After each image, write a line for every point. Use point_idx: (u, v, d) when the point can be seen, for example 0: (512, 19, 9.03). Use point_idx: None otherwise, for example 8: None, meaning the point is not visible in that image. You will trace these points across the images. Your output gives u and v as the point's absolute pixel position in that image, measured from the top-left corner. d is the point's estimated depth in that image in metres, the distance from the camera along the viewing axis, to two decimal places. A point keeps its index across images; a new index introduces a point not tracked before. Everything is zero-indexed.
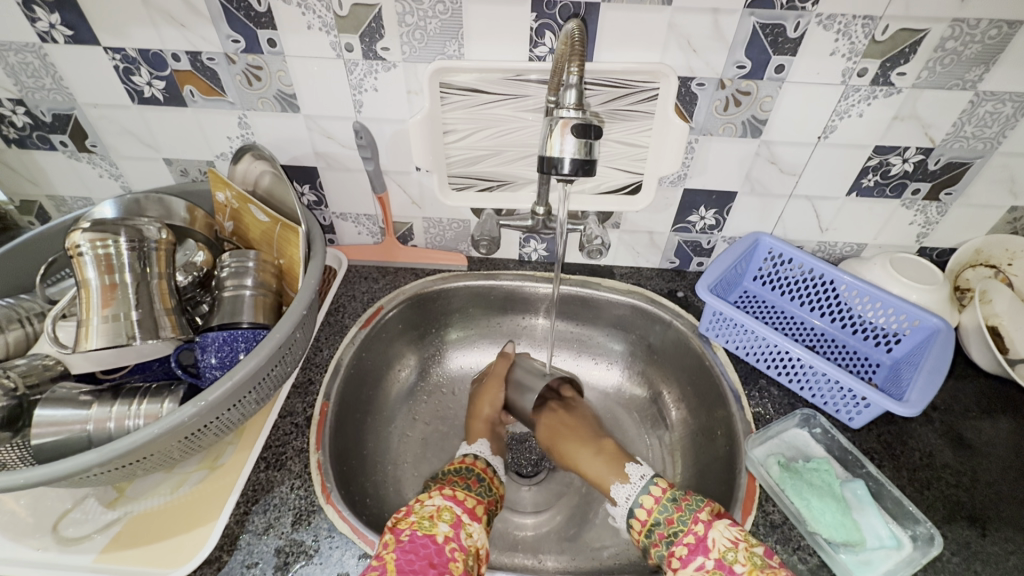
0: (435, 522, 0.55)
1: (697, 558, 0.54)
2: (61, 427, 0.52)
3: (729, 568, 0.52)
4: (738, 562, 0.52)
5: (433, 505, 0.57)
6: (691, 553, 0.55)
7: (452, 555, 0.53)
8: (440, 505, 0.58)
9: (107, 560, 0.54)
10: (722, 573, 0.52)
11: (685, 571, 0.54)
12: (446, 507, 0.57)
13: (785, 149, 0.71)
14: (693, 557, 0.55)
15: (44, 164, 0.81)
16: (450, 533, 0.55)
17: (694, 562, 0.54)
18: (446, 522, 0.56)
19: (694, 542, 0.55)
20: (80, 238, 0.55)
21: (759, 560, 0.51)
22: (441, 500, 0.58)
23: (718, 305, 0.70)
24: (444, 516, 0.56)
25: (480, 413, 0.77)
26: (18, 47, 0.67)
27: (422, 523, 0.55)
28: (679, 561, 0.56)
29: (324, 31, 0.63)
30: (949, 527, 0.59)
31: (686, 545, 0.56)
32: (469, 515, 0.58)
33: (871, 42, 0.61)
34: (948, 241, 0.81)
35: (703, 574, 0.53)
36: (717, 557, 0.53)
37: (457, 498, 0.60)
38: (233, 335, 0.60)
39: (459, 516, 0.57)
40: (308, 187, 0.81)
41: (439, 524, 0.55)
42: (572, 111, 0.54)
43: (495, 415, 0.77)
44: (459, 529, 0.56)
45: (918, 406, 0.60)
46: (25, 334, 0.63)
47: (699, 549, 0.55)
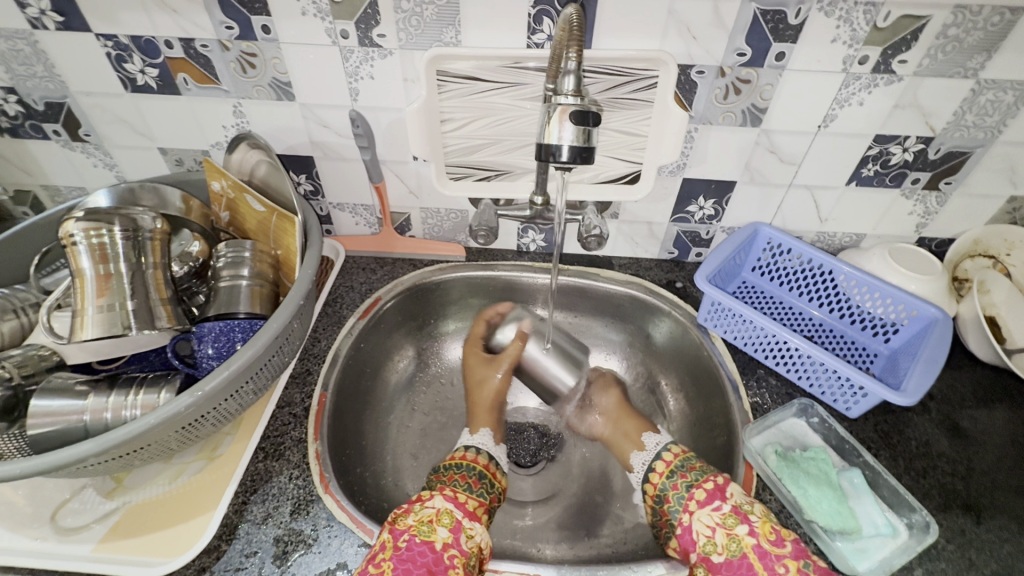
0: (433, 526, 0.55)
1: (715, 501, 0.56)
2: (57, 417, 0.52)
3: (745, 514, 0.54)
4: (753, 513, 0.54)
5: (433, 508, 0.56)
6: (709, 497, 0.57)
7: (451, 562, 0.52)
8: (440, 508, 0.57)
9: (107, 549, 0.54)
10: (736, 516, 0.54)
11: (700, 513, 0.56)
12: (446, 511, 0.56)
13: (784, 138, 0.71)
14: (711, 500, 0.57)
15: (37, 154, 0.80)
16: (449, 539, 0.54)
17: (711, 504, 0.56)
18: (445, 527, 0.55)
19: (713, 489, 0.58)
20: (74, 228, 0.55)
21: (772, 518, 0.54)
22: (442, 502, 0.57)
23: (717, 295, 0.70)
24: (444, 520, 0.55)
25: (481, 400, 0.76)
26: (8, 34, 0.66)
27: (421, 527, 0.54)
28: (696, 503, 0.58)
29: (319, 17, 0.62)
30: (945, 515, 0.59)
31: (705, 490, 0.58)
32: (470, 518, 0.57)
33: (873, 29, 0.60)
34: (947, 231, 0.81)
35: (719, 515, 0.55)
36: (734, 503, 0.55)
37: (458, 500, 0.59)
38: (229, 325, 0.60)
39: (459, 520, 0.56)
40: (305, 177, 0.80)
41: (438, 529, 0.54)
42: (570, 97, 0.53)
43: (497, 400, 0.77)
44: (459, 533, 0.55)
45: (916, 395, 0.60)
46: (20, 325, 0.63)
47: (717, 495, 0.57)
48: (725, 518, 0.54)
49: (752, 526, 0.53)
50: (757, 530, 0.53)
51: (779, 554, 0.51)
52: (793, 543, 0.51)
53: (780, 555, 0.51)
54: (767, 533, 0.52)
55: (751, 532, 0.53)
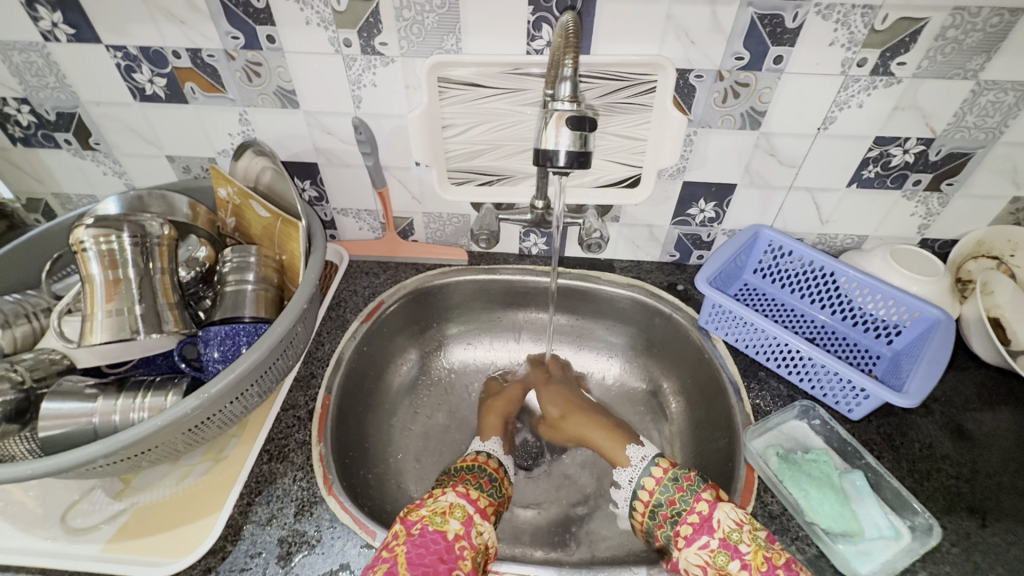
0: (446, 518, 0.55)
1: (701, 537, 0.55)
2: (67, 419, 0.53)
3: (734, 547, 0.53)
4: (743, 542, 0.53)
5: (446, 501, 0.57)
6: (695, 532, 0.56)
7: (461, 553, 0.53)
8: (453, 501, 0.57)
9: (116, 549, 0.55)
10: (726, 552, 0.53)
11: (689, 550, 0.56)
12: (459, 505, 0.57)
13: (784, 141, 0.71)
14: (698, 536, 0.55)
15: (49, 162, 0.82)
16: (460, 531, 0.54)
17: (698, 541, 0.55)
18: (457, 519, 0.55)
19: (698, 521, 0.56)
20: (84, 234, 0.56)
21: (763, 541, 0.53)
22: (455, 496, 0.58)
23: (718, 297, 0.70)
24: (456, 512, 0.56)
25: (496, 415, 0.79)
26: (22, 46, 0.68)
27: (433, 518, 0.55)
28: (684, 540, 0.57)
29: (322, 26, 0.64)
30: (948, 518, 0.59)
31: (690, 524, 0.57)
32: (481, 515, 0.58)
33: (871, 32, 0.60)
34: (950, 232, 0.80)
35: (708, 552, 0.54)
36: (721, 536, 0.54)
37: (470, 496, 0.59)
38: (235, 329, 0.61)
39: (471, 514, 0.57)
40: (309, 183, 0.82)
41: (451, 520, 0.55)
42: (567, 103, 0.54)
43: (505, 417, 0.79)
44: (470, 527, 0.55)
45: (918, 397, 0.60)
46: (31, 329, 0.64)
47: (703, 529, 0.55)
48: (715, 554, 0.53)
49: (743, 560, 0.52)
50: (749, 562, 0.52)
51: None
52: (786, 569, 0.50)
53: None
54: (759, 563, 0.51)
55: (744, 566, 0.52)
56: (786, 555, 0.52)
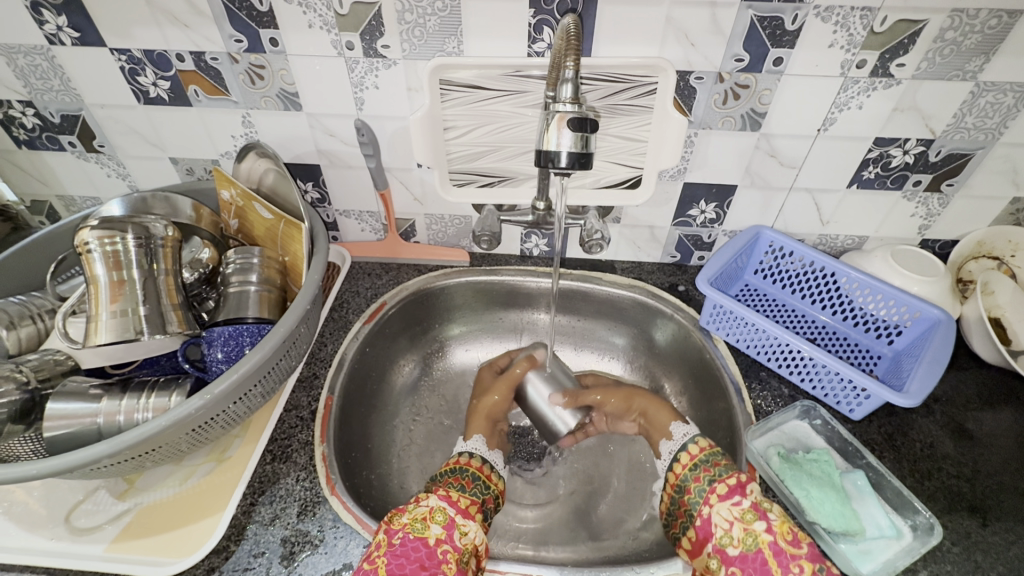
0: (427, 524, 0.55)
1: (736, 496, 0.56)
2: (71, 420, 0.54)
3: (764, 512, 0.54)
4: (772, 510, 0.54)
5: (427, 505, 0.57)
6: (731, 491, 0.57)
7: (444, 557, 0.53)
8: (434, 505, 0.57)
9: (119, 549, 0.55)
10: (756, 513, 0.54)
11: (720, 505, 0.56)
12: (440, 508, 0.57)
13: (784, 142, 0.71)
14: (733, 494, 0.56)
15: (53, 165, 0.82)
16: (442, 536, 0.54)
17: (733, 499, 0.56)
18: (438, 524, 0.55)
19: (735, 483, 0.57)
20: (89, 235, 0.57)
21: (790, 520, 0.54)
22: (437, 500, 0.58)
23: (718, 298, 0.71)
24: (437, 517, 0.56)
25: (484, 407, 0.75)
26: (27, 50, 0.68)
27: (415, 524, 0.55)
28: (718, 496, 0.57)
29: (325, 30, 0.64)
30: (950, 518, 0.59)
31: (726, 484, 0.58)
32: (463, 515, 0.57)
33: (870, 34, 0.60)
34: (950, 233, 0.81)
35: (740, 510, 0.55)
36: (754, 499, 0.55)
37: (451, 498, 0.59)
38: (238, 330, 0.61)
39: (452, 517, 0.56)
40: (311, 185, 0.82)
41: (431, 526, 0.55)
42: (568, 105, 0.54)
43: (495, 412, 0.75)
44: (452, 530, 0.55)
45: (918, 397, 0.60)
46: (36, 330, 0.64)
47: (739, 490, 0.56)
48: (745, 513, 0.54)
49: (769, 523, 0.53)
50: (774, 528, 0.53)
51: (794, 554, 0.51)
52: (809, 546, 0.52)
53: (796, 555, 0.51)
54: (784, 532, 0.52)
55: (769, 529, 0.53)
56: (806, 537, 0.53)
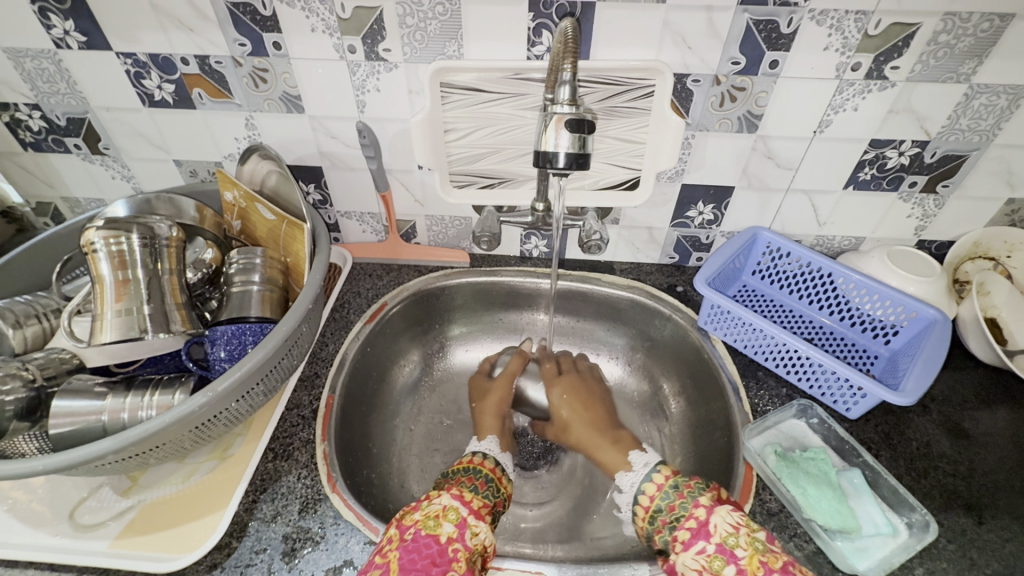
0: (440, 521, 0.54)
1: (698, 543, 0.52)
2: (76, 417, 0.54)
3: (729, 552, 0.50)
4: (738, 547, 0.50)
5: (439, 504, 0.57)
6: (692, 538, 0.53)
7: (455, 555, 0.52)
8: (446, 504, 0.57)
9: (122, 545, 0.56)
10: (722, 557, 0.50)
11: (686, 556, 0.53)
12: (453, 507, 0.57)
13: (780, 144, 0.72)
14: (695, 541, 0.53)
15: (59, 167, 0.83)
16: (454, 534, 0.54)
17: (695, 546, 0.52)
18: (451, 522, 0.55)
19: (696, 526, 0.54)
20: (95, 236, 0.58)
21: (761, 545, 0.50)
22: (449, 499, 0.58)
23: (716, 298, 0.71)
24: (450, 515, 0.56)
25: (487, 410, 0.76)
26: (34, 54, 0.69)
27: (427, 522, 0.54)
28: (681, 545, 0.54)
29: (327, 33, 0.65)
30: (946, 515, 0.59)
31: (687, 530, 0.54)
32: (475, 516, 0.57)
33: (864, 37, 0.61)
34: (946, 234, 0.81)
35: (704, 558, 0.51)
36: (717, 541, 0.51)
37: (464, 498, 0.59)
38: (241, 328, 0.62)
39: (464, 517, 0.56)
40: (314, 186, 0.83)
41: (444, 524, 0.54)
42: (566, 106, 0.55)
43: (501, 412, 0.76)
44: (464, 529, 0.55)
45: (914, 395, 0.61)
46: (42, 329, 0.65)
47: (700, 534, 0.53)
48: (710, 560, 0.51)
49: (739, 565, 0.49)
50: (745, 567, 0.49)
51: None
52: (784, 573, 0.47)
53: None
54: (755, 570, 0.48)
55: (740, 571, 0.49)
56: (784, 558, 0.49)
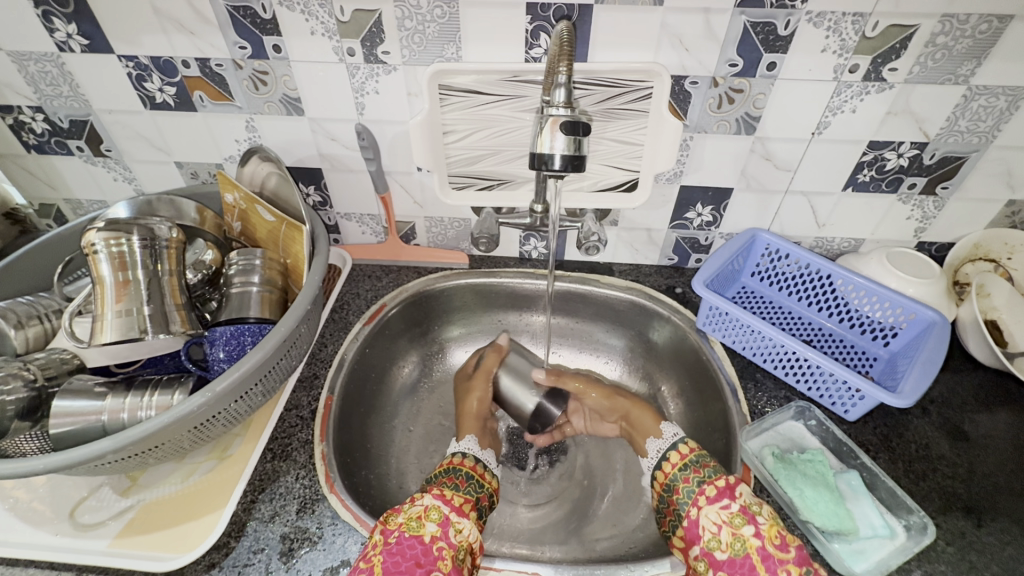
0: (422, 522, 0.56)
1: (723, 500, 0.56)
2: (77, 417, 0.55)
3: (752, 515, 0.54)
4: (761, 514, 0.55)
5: (421, 505, 0.58)
6: (717, 495, 0.57)
7: (440, 553, 0.53)
8: (428, 504, 0.58)
9: (121, 545, 0.56)
10: (744, 517, 0.54)
11: (708, 509, 0.57)
12: (434, 507, 0.58)
13: (779, 145, 0.72)
14: (720, 498, 0.57)
15: (62, 169, 0.84)
16: (437, 532, 0.55)
17: (720, 502, 0.56)
18: (433, 522, 0.56)
19: (723, 486, 0.58)
20: (95, 237, 0.58)
21: (780, 521, 0.54)
22: (431, 499, 0.59)
23: (714, 300, 0.71)
24: (432, 515, 0.57)
25: (468, 409, 0.76)
26: (37, 56, 0.70)
27: (410, 523, 0.55)
28: (706, 499, 0.58)
29: (327, 36, 0.66)
30: (944, 518, 0.59)
31: (716, 486, 0.58)
32: (457, 513, 0.58)
33: (862, 38, 0.61)
34: (946, 235, 0.81)
35: (727, 513, 0.55)
36: (742, 503, 0.56)
37: (445, 497, 0.60)
38: (241, 329, 0.63)
39: (447, 515, 0.57)
40: (314, 188, 0.83)
41: (426, 524, 0.56)
42: (562, 109, 0.55)
43: (483, 409, 0.76)
44: (447, 527, 0.56)
45: (912, 397, 0.61)
46: (44, 330, 0.66)
47: (726, 494, 0.57)
48: (733, 517, 0.55)
49: (758, 528, 0.53)
50: (763, 532, 0.53)
51: (783, 558, 0.51)
52: (797, 549, 0.52)
53: (784, 559, 0.51)
54: (772, 536, 0.53)
55: (757, 533, 0.53)
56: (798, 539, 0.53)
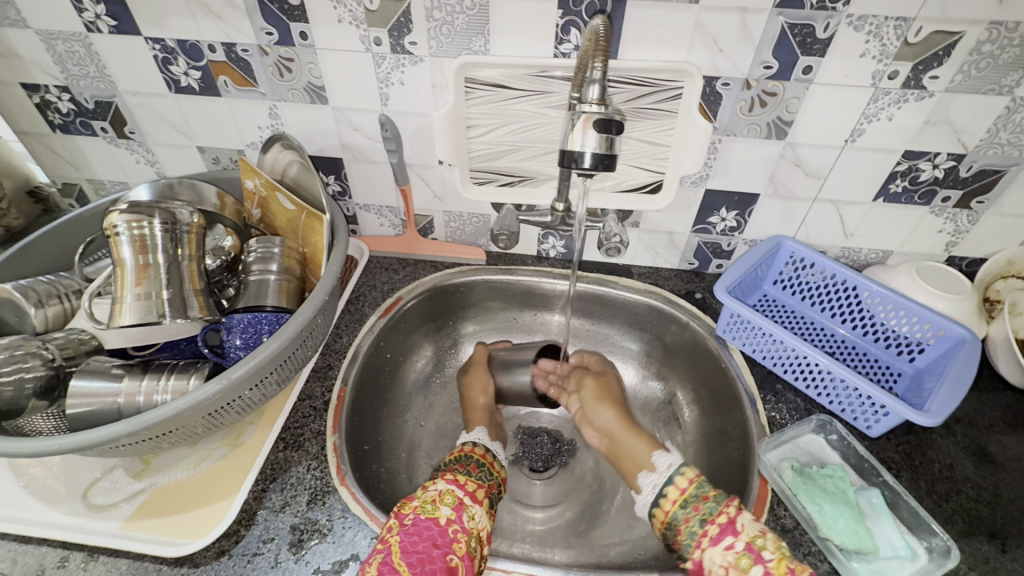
0: (437, 505, 0.55)
1: (727, 538, 0.54)
2: (93, 398, 0.55)
3: (758, 552, 0.52)
4: (767, 549, 0.52)
5: (435, 489, 0.58)
6: (720, 533, 0.55)
7: (455, 536, 0.53)
8: (442, 489, 0.58)
9: (133, 528, 0.56)
10: (750, 556, 0.52)
11: (712, 550, 0.54)
12: (448, 491, 0.58)
13: (810, 151, 0.70)
14: (723, 536, 0.54)
15: (85, 149, 0.84)
16: (452, 516, 0.55)
17: (723, 542, 0.54)
18: (448, 505, 0.56)
19: (726, 522, 0.55)
20: (117, 219, 0.58)
21: (788, 552, 0.52)
22: (444, 484, 0.59)
23: (736, 306, 0.70)
24: (446, 499, 0.56)
25: (475, 403, 0.78)
26: (66, 36, 0.70)
27: (425, 506, 0.55)
28: (708, 539, 0.55)
29: (354, 24, 0.65)
30: (967, 541, 0.57)
31: (717, 524, 0.55)
32: (471, 498, 0.58)
33: (904, 44, 0.59)
34: (978, 251, 0.79)
35: (732, 554, 0.53)
36: (746, 540, 0.53)
37: (459, 482, 0.60)
38: (257, 318, 0.62)
39: (461, 499, 0.57)
40: (334, 178, 0.83)
41: (441, 507, 0.55)
42: (594, 105, 0.54)
43: (489, 403, 0.78)
44: (461, 511, 0.56)
45: (940, 416, 0.59)
46: (63, 310, 0.66)
47: (729, 530, 0.54)
48: (739, 556, 0.52)
49: (766, 566, 0.51)
50: (771, 570, 0.50)
51: None
52: None
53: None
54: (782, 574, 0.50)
55: (766, 573, 0.50)
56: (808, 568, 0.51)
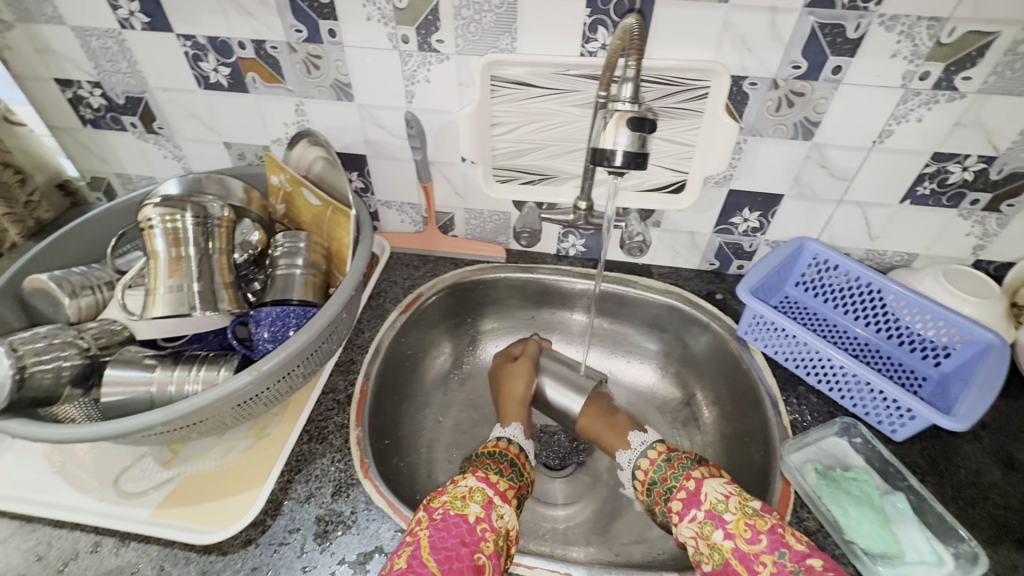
0: (467, 502, 0.56)
1: (690, 511, 0.57)
2: (127, 387, 0.56)
3: (720, 517, 0.55)
4: (727, 512, 0.55)
5: (466, 486, 0.58)
6: (685, 507, 0.58)
7: (482, 535, 0.53)
8: (472, 486, 0.58)
9: (163, 515, 0.57)
10: (711, 522, 0.55)
11: (682, 525, 0.57)
12: (478, 489, 0.57)
13: (837, 152, 0.70)
14: (687, 510, 0.57)
15: (115, 144, 0.86)
16: (482, 514, 0.55)
17: (688, 515, 0.57)
18: (478, 503, 0.56)
19: (687, 496, 0.58)
20: (152, 212, 0.59)
21: (749, 509, 0.54)
22: (475, 481, 0.58)
23: (759, 308, 0.70)
24: (477, 497, 0.56)
25: (513, 394, 0.76)
26: (100, 33, 0.71)
27: (455, 502, 0.55)
28: (677, 515, 0.58)
29: (383, 22, 0.65)
30: (995, 548, 0.57)
31: (680, 500, 0.59)
32: (501, 497, 0.58)
33: (936, 45, 0.59)
34: (1005, 255, 0.78)
35: (697, 524, 0.56)
36: (708, 508, 0.56)
37: (490, 480, 0.60)
38: (285, 311, 0.62)
39: (491, 498, 0.57)
40: (357, 174, 0.84)
41: (471, 504, 0.56)
42: (627, 104, 0.54)
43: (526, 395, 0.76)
44: (490, 510, 0.56)
45: (968, 421, 0.58)
46: (96, 301, 0.67)
47: (692, 502, 0.57)
48: (703, 525, 0.55)
49: (726, 528, 0.54)
50: (731, 531, 0.53)
51: (756, 551, 0.51)
52: (769, 534, 0.52)
53: (757, 552, 0.51)
54: (741, 532, 0.53)
55: (727, 535, 0.53)
56: (770, 520, 0.53)
